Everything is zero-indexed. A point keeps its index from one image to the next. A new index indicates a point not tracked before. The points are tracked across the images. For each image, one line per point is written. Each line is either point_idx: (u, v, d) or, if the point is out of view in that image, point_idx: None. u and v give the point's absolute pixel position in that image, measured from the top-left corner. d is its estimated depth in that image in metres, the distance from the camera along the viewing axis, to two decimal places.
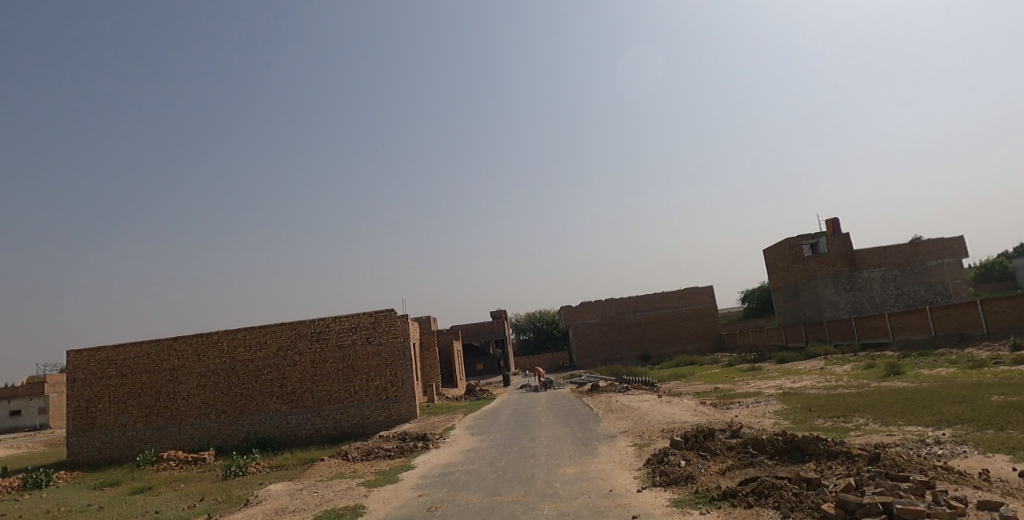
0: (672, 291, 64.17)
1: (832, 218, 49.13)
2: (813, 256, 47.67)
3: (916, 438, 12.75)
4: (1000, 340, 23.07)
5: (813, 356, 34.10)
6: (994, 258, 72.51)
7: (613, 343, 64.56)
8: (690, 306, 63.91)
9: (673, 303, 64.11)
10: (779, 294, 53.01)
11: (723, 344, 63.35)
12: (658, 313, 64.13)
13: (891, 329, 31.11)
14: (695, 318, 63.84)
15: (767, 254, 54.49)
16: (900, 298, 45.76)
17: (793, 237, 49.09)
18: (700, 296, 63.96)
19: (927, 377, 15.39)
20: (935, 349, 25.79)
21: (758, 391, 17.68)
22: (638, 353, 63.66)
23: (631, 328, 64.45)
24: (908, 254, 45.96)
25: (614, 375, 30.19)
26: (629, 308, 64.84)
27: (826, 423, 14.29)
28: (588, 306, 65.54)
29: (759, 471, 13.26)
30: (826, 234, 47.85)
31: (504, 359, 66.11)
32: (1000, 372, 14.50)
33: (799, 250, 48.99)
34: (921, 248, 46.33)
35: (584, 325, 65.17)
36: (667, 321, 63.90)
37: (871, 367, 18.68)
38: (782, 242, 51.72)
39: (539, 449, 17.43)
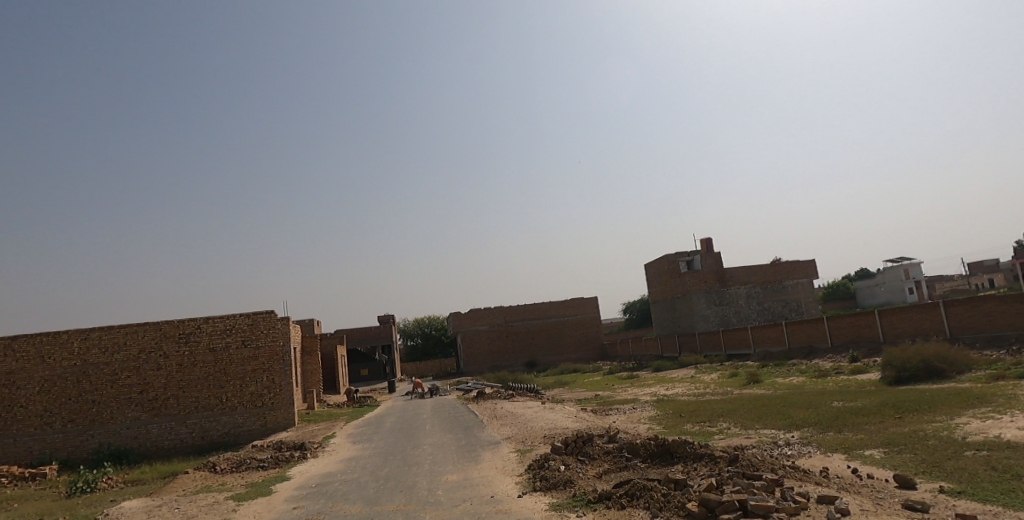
0: (560, 301, 66.22)
1: (706, 237, 52.79)
2: (688, 272, 51.10)
3: (769, 440, 13.94)
4: (841, 352, 25.76)
5: (685, 366, 36.27)
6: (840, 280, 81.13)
7: (501, 350, 65.16)
8: (576, 316, 66.29)
9: (560, 313, 66.15)
10: (658, 306, 55.99)
11: (604, 354, 65.99)
12: (545, 322, 65.81)
13: (753, 341, 33.92)
14: (580, 329, 66.17)
15: (647, 269, 57.58)
16: (761, 313, 49.97)
17: (672, 253, 52.18)
18: (585, 307, 66.54)
19: (781, 385, 16.89)
20: (790, 360, 28.39)
21: (635, 398, 18.54)
22: (524, 360, 64.67)
23: (519, 336, 65.47)
24: (769, 273, 50.45)
25: (500, 383, 30.39)
26: (518, 316, 65.85)
27: (693, 427, 15.24)
28: (477, 312, 65.82)
29: (633, 474, 13.92)
30: (700, 252, 51.45)
31: (391, 366, 64.64)
32: (842, 381, 16.17)
33: (677, 265, 52.32)
34: (781, 268, 51.02)
35: (473, 332, 65.34)
36: (554, 330, 65.75)
37: (735, 376, 20.18)
38: (661, 258, 54.83)
39: (421, 456, 17.18)
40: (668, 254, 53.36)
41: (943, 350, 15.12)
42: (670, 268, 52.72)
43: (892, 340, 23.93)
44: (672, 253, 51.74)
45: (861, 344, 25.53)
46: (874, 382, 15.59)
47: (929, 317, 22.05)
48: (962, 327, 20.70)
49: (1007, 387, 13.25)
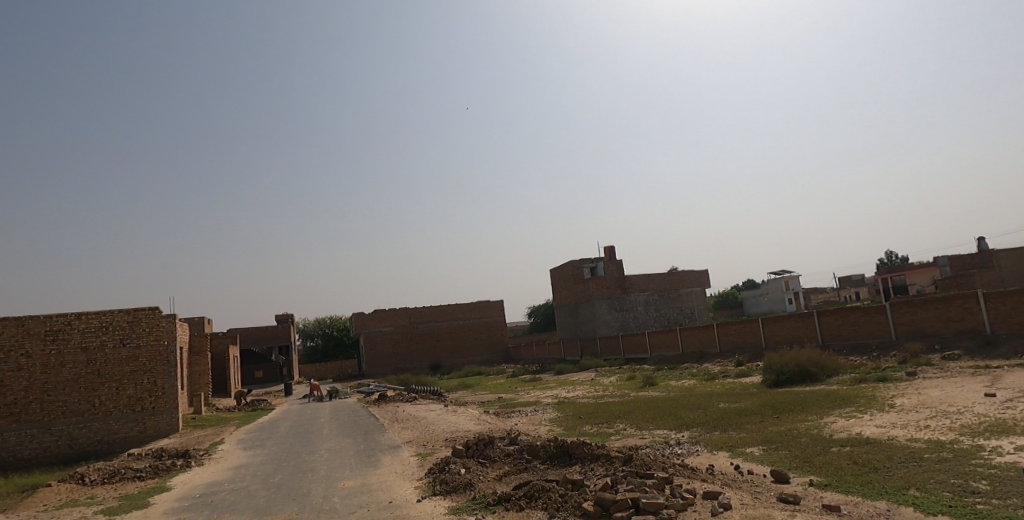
0: (465, 303, 66.43)
1: (610, 245, 54.54)
2: (592, 279, 52.58)
3: (661, 439, 14.59)
4: (728, 357, 27.48)
5: (586, 369, 37.28)
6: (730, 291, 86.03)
7: (404, 352, 64.09)
8: (481, 318, 66.63)
9: (465, 315, 66.27)
10: (561, 311, 56.96)
11: (509, 357, 66.66)
12: (450, 324, 65.74)
13: (650, 346, 35.48)
14: (485, 331, 66.58)
15: (552, 275, 58.59)
16: (658, 319, 52.54)
17: (576, 259, 53.43)
18: (491, 309, 67.11)
19: (674, 388, 17.74)
20: (682, 364, 29.94)
21: (537, 400, 18.80)
22: (428, 362, 64.01)
23: (423, 337, 64.76)
24: (666, 282, 53.31)
25: (403, 386, 29.85)
26: (422, 318, 65.20)
27: (591, 429, 15.69)
28: (381, 313, 64.44)
29: (532, 475, 14.10)
30: (603, 260, 53.29)
31: (287, 367, 61.85)
32: (728, 384, 17.22)
33: (581, 271, 53.35)
34: (677, 277, 53.96)
35: (378, 333, 63.82)
36: (459, 332, 65.78)
37: (632, 379, 20.98)
38: (565, 264, 55.89)
39: (318, 462, 16.53)
40: (572, 261, 54.50)
41: (816, 356, 16.49)
42: (574, 275, 53.82)
43: (772, 346, 25.81)
44: (576, 260, 53.03)
45: (745, 349, 27.37)
46: (756, 384, 16.73)
47: (805, 326, 23.99)
48: (832, 335, 22.70)
49: (868, 389, 14.64)
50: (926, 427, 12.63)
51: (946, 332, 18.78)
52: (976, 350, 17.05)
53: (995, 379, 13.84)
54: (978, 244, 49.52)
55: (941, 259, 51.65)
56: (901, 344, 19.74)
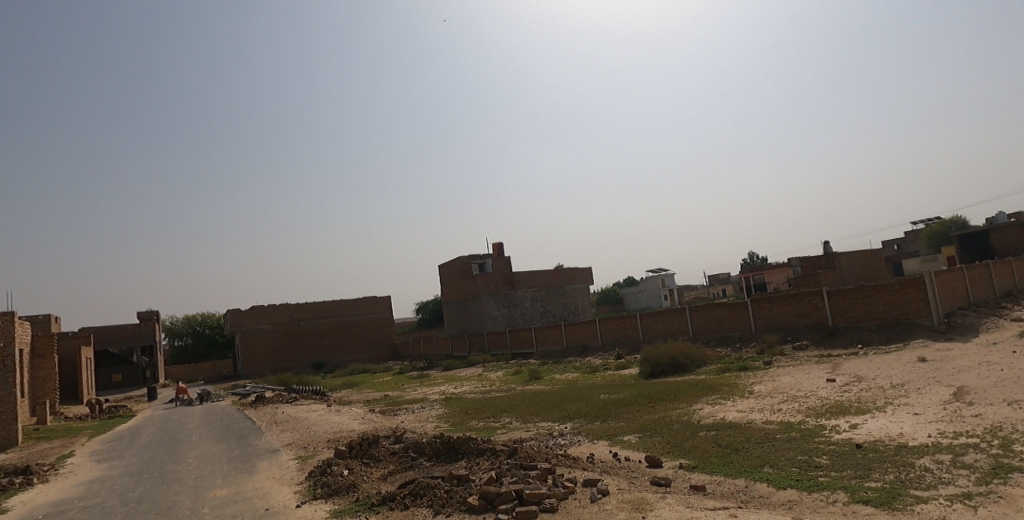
0: (350, 300, 65.00)
1: (498, 242, 55.25)
2: (480, 274, 52.84)
3: (546, 431, 15.03)
4: (609, 350, 28.77)
5: (473, 364, 37.48)
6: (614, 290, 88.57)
7: (285, 350, 61.07)
8: (367, 314, 65.43)
9: (350, 311, 64.73)
10: (449, 306, 56.54)
11: (396, 353, 65.93)
12: (334, 321, 63.80)
13: (535, 341, 36.40)
14: (371, 328, 65.51)
15: (441, 270, 57.99)
16: (544, 314, 54.14)
17: (467, 256, 53.15)
18: (377, 305, 66.13)
19: (558, 381, 18.32)
20: (567, 357, 30.97)
21: (423, 397, 18.65)
22: (310, 360, 61.55)
23: (305, 335, 62.20)
24: (552, 278, 55.17)
25: (282, 386, 28.42)
26: (304, 314, 62.61)
27: (478, 424, 15.84)
28: (259, 310, 60.87)
29: (417, 473, 13.96)
30: (492, 256, 53.83)
31: (152, 369, 56.80)
32: (608, 376, 18.04)
33: (470, 268, 53.41)
34: (562, 274, 55.95)
35: (256, 331, 60.22)
36: (344, 329, 64.17)
37: (518, 374, 21.38)
38: (454, 259, 55.55)
39: (186, 472, 15.33)
40: (461, 257, 54.18)
41: (687, 348, 17.70)
42: (463, 271, 53.72)
43: (649, 339, 27.34)
44: (466, 256, 52.83)
45: (624, 342, 28.80)
46: (634, 376, 17.66)
47: (678, 320, 25.65)
48: (701, 328, 24.43)
49: (731, 377, 15.92)
50: (779, 410, 13.93)
51: (796, 325, 20.86)
52: (821, 341, 19.10)
53: (835, 365, 15.57)
54: (824, 247, 55.54)
55: (794, 260, 57.43)
56: (760, 336, 21.67)
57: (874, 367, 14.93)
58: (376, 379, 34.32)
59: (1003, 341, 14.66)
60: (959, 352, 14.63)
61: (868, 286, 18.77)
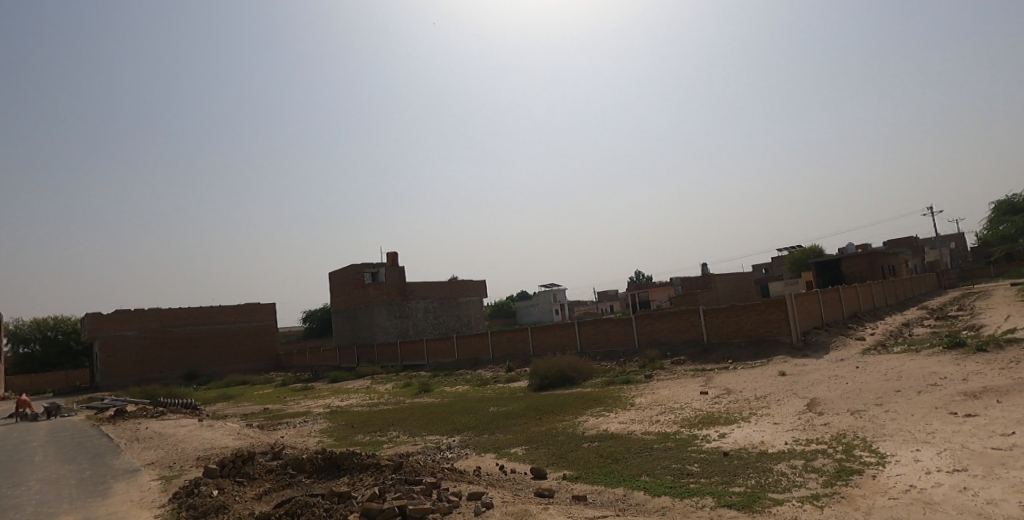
0: (230, 306, 61.38)
1: (392, 250, 54.44)
2: (372, 283, 51.71)
3: (433, 445, 14.86)
4: (500, 363, 28.97)
5: (362, 376, 36.35)
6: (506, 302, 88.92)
7: (153, 360, 56.18)
8: (249, 322, 62.13)
9: (230, 319, 61.11)
10: (339, 315, 54.86)
11: (279, 364, 62.97)
12: (211, 328, 59.86)
13: (427, 353, 35.99)
14: (253, 336, 62.12)
15: (331, 278, 56.15)
16: (437, 325, 53.96)
17: (358, 263, 52.28)
18: (261, 313, 62.88)
19: (448, 393, 18.22)
20: (458, 370, 30.83)
21: (307, 410, 17.84)
22: (182, 371, 57.06)
23: (177, 343, 57.74)
24: (445, 290, 55.26)
25: (147, 400, 25.99)
26: (177, 321, 58.24)
27: (364, 438, 15.38)
28: (125, 314, 55.74)
29: (295, 491, 13.26)
30: (384, 265, 52.89)
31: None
32: (498, 388, 18.19)
33: (361, 276, 52.38)
34: (456, 286, 56.23)
35: (119, 337, 54.96)
36: (222, 337, 60.29)
37: (408, 386, 21.00)
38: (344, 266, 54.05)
39: (24, 497, 13.60)
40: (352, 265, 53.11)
41: (575, 362, 18.26)
42: (354, 279, 52.29)
43: (539, 353, 27.84)
44: (357, 264, 51.85)
45: (515, 356, 29.11)
46: (523, 388, 17.93)
47: (567, 335, 26.34)
48: (589, 342, 25.24)
49: (614, 391, 16.55)
50: (657, 422, 14.65)
51: (676, 341, 22.11)
52: (697, 356, 20.37)
53: (708, 379, 16.63)
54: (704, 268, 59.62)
55: (676, 280, 61.15)
56: (643, 351, 22.76)
57: (742, 380, 16.12)
58: (255, 391, 32.36)
59: (849, 357, 16.36)
60: (813, 366, 16.16)
61: (739, 306, 20.33)
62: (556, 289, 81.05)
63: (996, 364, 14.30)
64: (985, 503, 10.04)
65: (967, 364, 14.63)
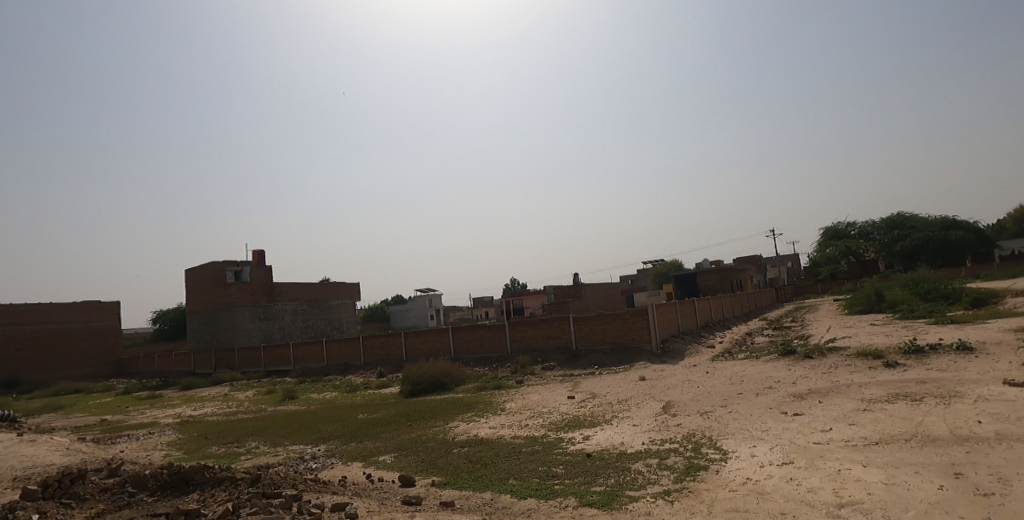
0: (63, 305, 54.71)
1: (258, 249, 51.42)
2: (235, 282, 48.52)
3: (296, 455, 14.15)
4: (372, 369, 28.21)
5: (219, 383, 33.85)
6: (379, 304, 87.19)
7: None
8: (86, 322, 55.80)
9: (63, 318, 54.51)
10: (195, 317, 50.74)
11: (122, 370, 56.95)
12: (38, 329, 52.94)
13: (293, 358, 34.32)
14: (91, 338, 55.93)
15: (187, 275, 51.91)
16: (305, 329, 51.72)
17: (219, 260, 48.67)
18: (101, 313, 56.80)
19: (314, 400, 17.47)
20: (326, 376, 29.67)
21: (152, 421, 16.27)
22: None
23: None
24: (316, 292, 53.18)
25: None
26: None
27: (219, 450, 14.32)
28: None
29: (135, 511, 12.00)
30: (249, 263, 49.93)
31: None
32: (368, 394, 17.75)
33: (223, 275, 48.83)
34: (328, 288, 54.37)
35: None
36: (51, 338, 53.51)
37: (270, 393, 19.86)
38: (203, 263, 50.26)
39: None
40: (212, 261, 49.43)
41: (448, 368, 18.29)
42: (214, 277, 48.65)
43: (412, 359, 27.51)
44: (219, 261, 48.40)
45: (387, 362, 28.54)
46: (394, 395, 17.64)
47: (441, 340, 26.29)
48: (462, 348, 25.35)
49: (485, 396, 16.76)
50: (526, 426, 15.00)
51: (546, 348, 22.85)
52: (566, 362, 21.16)
53: (575, 384, 17.33)
54: (575, 278, 62.35)
55: (549, 287, 63.42)
56: (515, 357, 23.26)
57: (606, 385, 16.96)
58: (91, 401, 28.94)
59: (700, 363, 17.82)
60: (669, 372, 17.40)
61: (606, 315, 21.46)
62: (430, 292, 80.88)
63: (819, 369, 16.26)
64: (806, 491, 11.32)
65: (795, 369, 16.49)
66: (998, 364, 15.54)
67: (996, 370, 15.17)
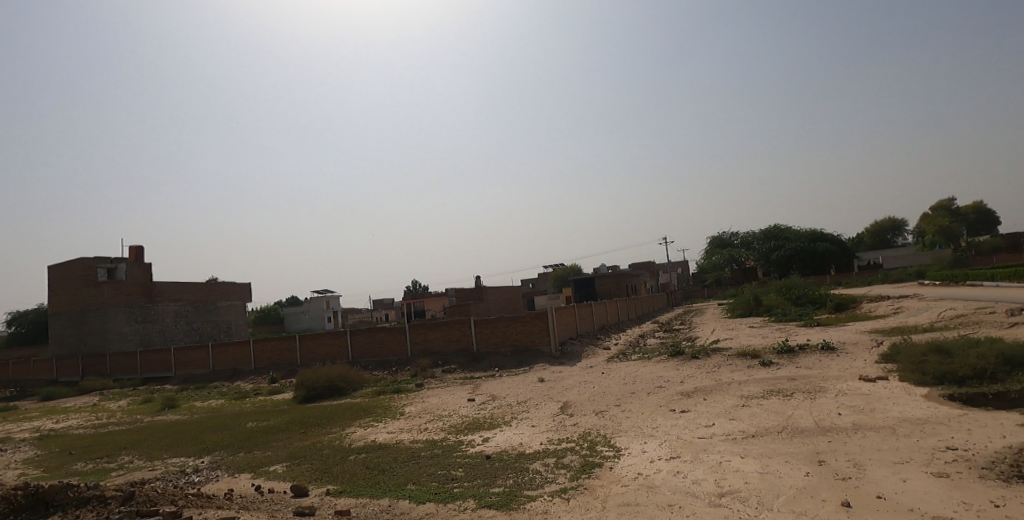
0: None
1: (136, 245, 47.49)
2: (107, 281, 44.48)
3: (177, 469, 13.18)
4: (263, 374, 26.82)
5: (87, 392, 30.86)
6: (273, 306, 83.44)
7: None
8: None
9: None
10: (59, 319, 45.99)
11: None
12: None
13: (175, 364, 31.96)
14: None
15: (49, 273, 46.94)
16: (189, 332, 48.37)
17: (90, 256, 44.25)
18: None
19: (198, 409, 16.38)
20: (211, 383, 27.87)
21: (4, 437, 14.54)
22: None
23: None
24: (202, 293, 49.90)
25: None
26: None
27: (86, 466, 13.05)
28: None
29: None
30: (125, 261, 45.95)
31: None
32: (258, 401, 16.90)
33: (93, 272, 44.32)
34: (215, 288, 51.22)
35: None
36: None
37: (147, 402, 18.38)
38: (70, 259, 45.62)
39: None
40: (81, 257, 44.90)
41: (345, 373, 17.81)
42: (83, 275, 44.32)
43: (307, 363, 26.48)
44: (88, 257, 44.01)
45: (280, 366, 27.26)
46: (287, 401, 16.91)
47: (338, 343, 25.51)
48: (361, 352, 24.73)
49: (384, 400, 16.46)
50: (425, 430, 14.87)
51: (447, 351, 22.80)
52: (467, 364, 21.23)
53: (476, 386, 17.41)
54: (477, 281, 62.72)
55: (450, 290, 63.33)
56: (416, 360, 23.02)
57: (506, 387, 17.18)
58: None
59: (596, 364, 18.49)
60: (567, 373, 17.91)
61: (507, 317, 21.77)
62: (328, 292, 78.36)
63: (704, 368, 17.37)
64: (691, 483, 12.01)
65: (683, 369, 17.52)
66: (855, 362, 17.33)
67: (853, 367, 16.91)
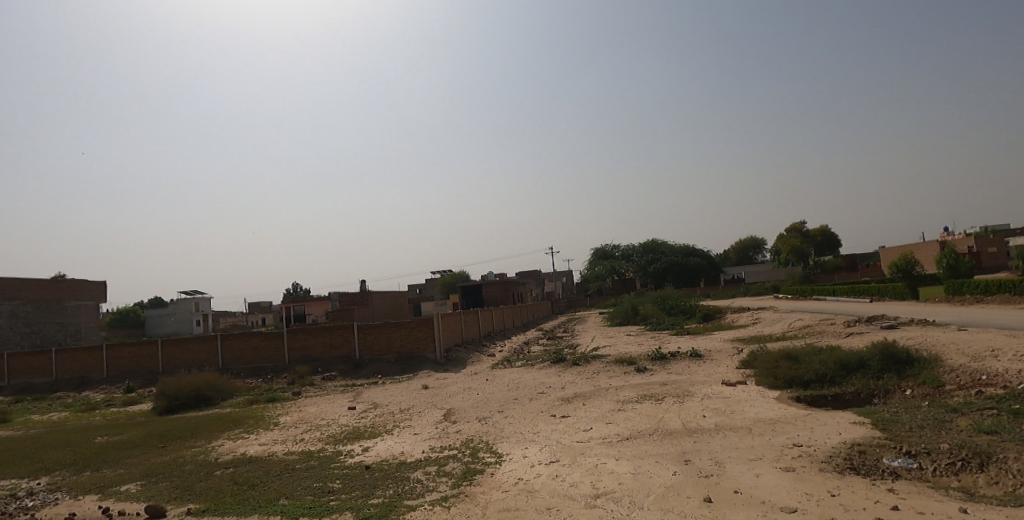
0: None
1: None
2: None
3: (4, 493, 11.58)
4: (117, 383, 24.31)
5: None
6: (132, 307, 76.09)
7: None
8: None
9: None
10: None
11: None
12: None
13: (7, 372, 28.16)
14: None
15: None
16: (27, 336, 42.87)
17: None
18: None
19: (35, 424, 14.55)
20: (52, 393, 24.87)
21: None
22: None
23: None
24: (45, 291, 44.45)
25: None
26: None
27: None
28: None
29: None
30: None
31: None
32: (109, 413, 15.32)
33: None
34: (62, 286, 45.85)
35: None
36: None
37: None
38: None
39: None
40: None
41: (213, 381, 16.62)
42: None
43: (170, 370, 24.40)
44: None
45: (137, 374, 24.88)
46: (144, 413, 15.48)
47: (206, 349, 23.75)
48: (232, 359, 23.20)
49: (257, 410, 15.55)
50: (300, 441, 14.19)
51: (328, 357, 21.98)
52: (348, 372, 20.59)
53: (357, 394, 16.91)
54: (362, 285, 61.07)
55: (334, 295, 61.16)
56: (293, 367, 21.97)
57: (389, 394, 16.84)
58: None
59: (481, 371, 18.62)
60: (451, 380, 17.90)
61: (391, 323, 21.40)
62: (198, 293, 72.71)
63: (584, 374, 18.05)
64: (569, 486, 12.39)
65: (565, 375, 18.10)
66: (718, 368, 18.78)
67: (717, 372, 18.31)
